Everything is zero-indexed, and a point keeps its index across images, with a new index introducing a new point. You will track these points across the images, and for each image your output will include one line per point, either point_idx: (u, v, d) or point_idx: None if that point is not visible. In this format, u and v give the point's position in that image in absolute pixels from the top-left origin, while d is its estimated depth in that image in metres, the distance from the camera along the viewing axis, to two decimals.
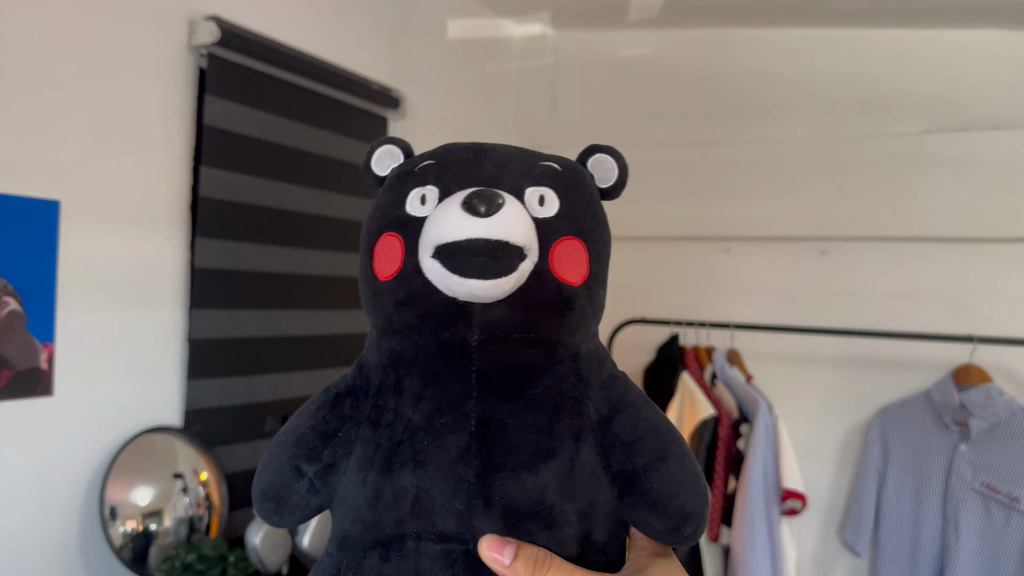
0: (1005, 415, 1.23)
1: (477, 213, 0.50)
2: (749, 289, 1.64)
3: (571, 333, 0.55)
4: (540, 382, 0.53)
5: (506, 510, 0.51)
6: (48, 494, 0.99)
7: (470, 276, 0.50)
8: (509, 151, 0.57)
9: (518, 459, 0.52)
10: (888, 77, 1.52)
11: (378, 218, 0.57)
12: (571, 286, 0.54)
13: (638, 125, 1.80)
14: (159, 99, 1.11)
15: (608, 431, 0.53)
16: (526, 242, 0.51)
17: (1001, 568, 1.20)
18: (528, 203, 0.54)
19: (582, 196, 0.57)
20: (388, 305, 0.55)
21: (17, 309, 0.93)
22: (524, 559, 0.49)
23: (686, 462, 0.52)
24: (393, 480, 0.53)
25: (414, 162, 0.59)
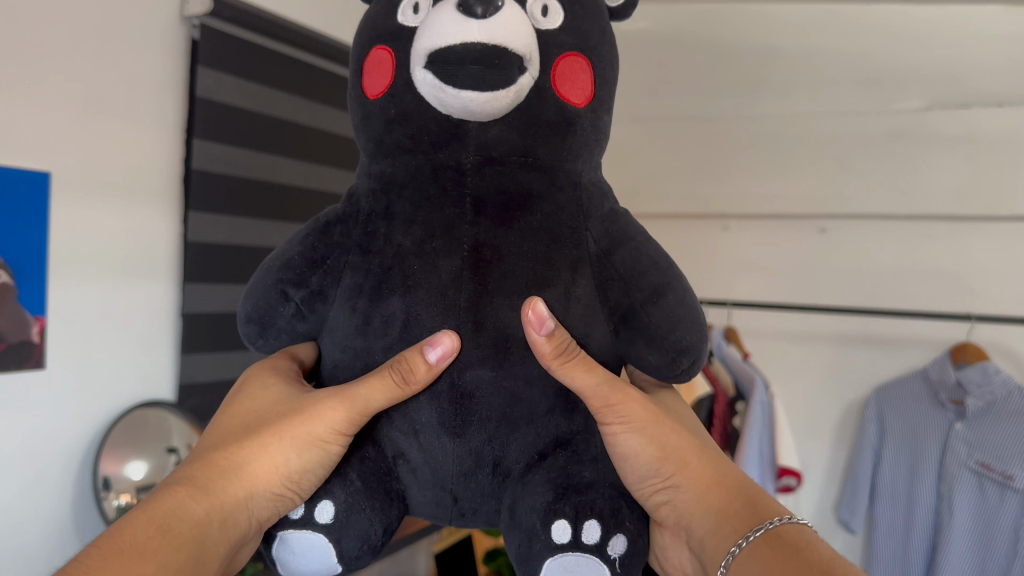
0: (1001, 394, 1.22)
1: (473, 16, 0.47)
2: (746, 265, 1.65)
3: (571, 160, 0.53)
4: (539, 212, 0.51)
5: (496, 339, 0.50)
6: (43, 464, 0.99)
7: (465, 87, 0.47)
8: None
9: (513, 285, 0.50)
10: (890, 52, 1.50)
11: (370, 29, 0.55)
12: (572, 107, 0.52)
13: (637, 100, 1.79)
14: (151, 67, 1.10)
15: (607, 263, 0.52)
16: (526, 52, 0.48)
17: (993, 547, 1.20)
18: (530, 12, 0.51)
19: (590, 6, 0.54)
20: (380, 123, 0.53)
21: (8, 282, 0.93)
22: (557, 339, 0.48)
23: (686, 298, 0.52)
24: (382, 305, 0.51)
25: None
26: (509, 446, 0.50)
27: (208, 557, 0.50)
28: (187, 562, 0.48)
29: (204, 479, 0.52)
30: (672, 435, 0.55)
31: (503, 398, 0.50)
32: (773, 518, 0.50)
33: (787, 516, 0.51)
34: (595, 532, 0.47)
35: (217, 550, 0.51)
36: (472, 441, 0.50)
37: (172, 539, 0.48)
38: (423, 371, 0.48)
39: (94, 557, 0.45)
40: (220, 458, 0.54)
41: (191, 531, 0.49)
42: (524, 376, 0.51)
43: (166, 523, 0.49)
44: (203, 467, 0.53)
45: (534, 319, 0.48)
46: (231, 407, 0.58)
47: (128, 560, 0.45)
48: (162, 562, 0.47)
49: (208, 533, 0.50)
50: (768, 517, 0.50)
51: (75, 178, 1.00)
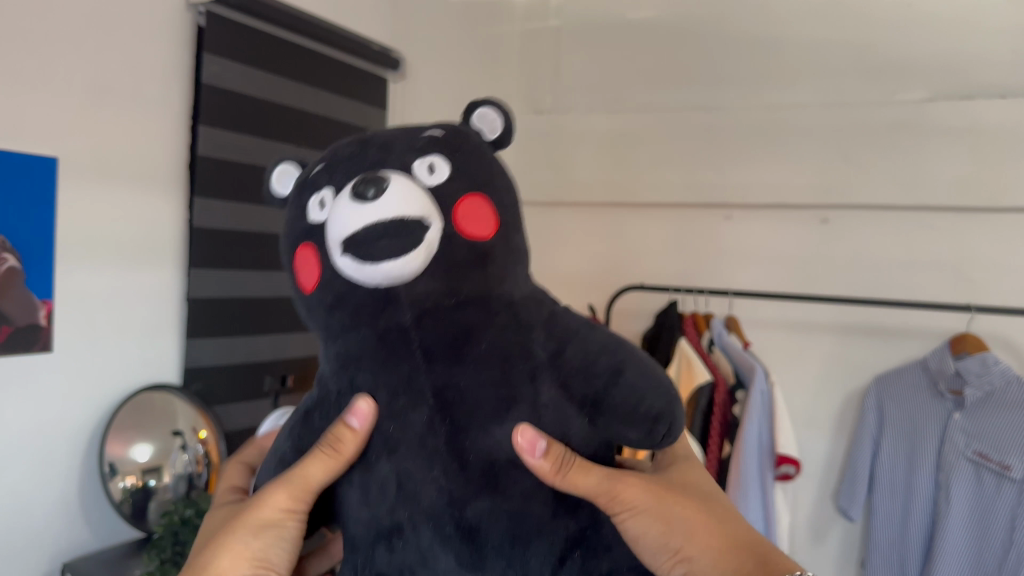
0: (999, 383, 1.24)
1: (365, 199, 0.50)
2: (748, 256, 1.65)
3: (499, 284, 0.53)
4: (484, 339, 0.51)
5: (484, 468, 0.50)
6: (49, 447, 1.00)
7: (381, 259, 0.50)
8: (388, 133, 0.56)
9: (484, 414, 0.50)
10: (893, 42, 1.49)
11: (290, 236, 0.57)
12: (484, 241, 0.53)
13: (639, 90, 1.79)
14: (158, 55, 1.11)
15: (562, 364, 0.51)
16: (424, 211, 0.51)
17: (988, 536, 1.21)
18: (418, 175, 0.53)
19: (472, 148, 0.56)
20: (320, 311, 0.55)
21: (17, 266, 0.94)
22: (554, 454, 0.49)
23: (641, 368, 0.51)
24: (374, 472, 0.53)
25: (311, 173, 0.58)
26: (528, 563, 0.50)
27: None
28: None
29: None
30: (676, 509, 0.56)
31: (507, 522, 0.50)
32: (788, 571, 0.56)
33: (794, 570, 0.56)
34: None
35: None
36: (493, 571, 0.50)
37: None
38: (349, 438, 0.52)
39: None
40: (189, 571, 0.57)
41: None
42: (522, 490, 0.50)
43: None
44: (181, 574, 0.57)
45: (525, 445, 0.49)
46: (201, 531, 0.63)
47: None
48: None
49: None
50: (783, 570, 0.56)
51: (81, 163, 1.01)
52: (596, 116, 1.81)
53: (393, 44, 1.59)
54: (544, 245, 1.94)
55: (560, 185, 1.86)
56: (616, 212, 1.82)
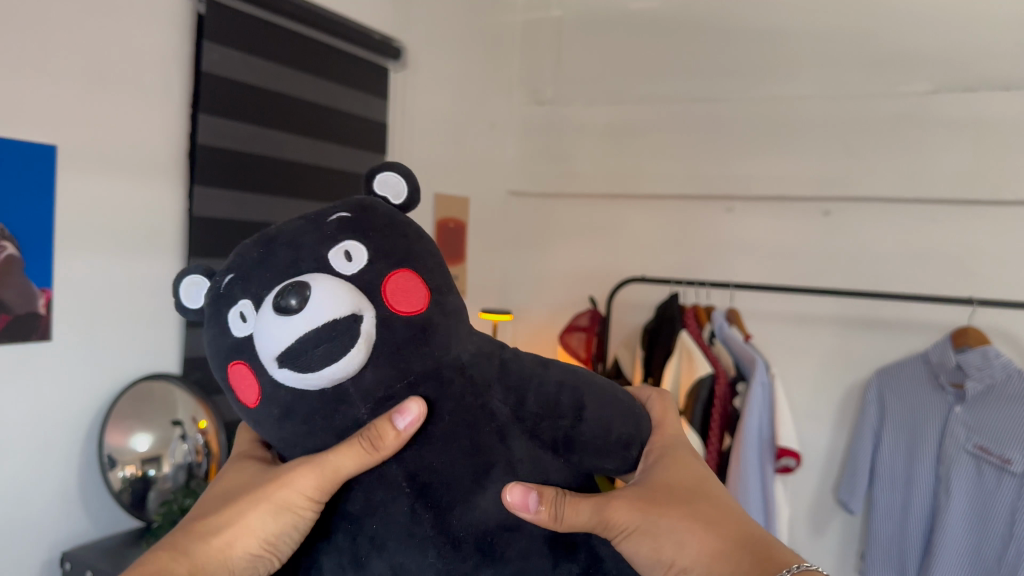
0: (1000, 377, 1.23)
1: (292, 309, 0.46)
2: (750, 248, 1.65)
3: (447, 349, 0.50)
4: (446, 412, 0.49)
5: (477, 541, 0.48)
6: (48, 436, 1.00)
7: (320, 364, 0.46)
8: (289, 226, 0.51)
9: (463, 485, 0.48)
10: (896, 33, 1.49)
11: (213, 352, 0.52)
12: (419, 315, 0.50)
13: (641, 82, 1.79)
14: (158, 42, 1.10)
15: (524, 414, 0.50)
16: (354, 304, 0.47)
17: (988, 529, 1.21)
18: (337, 266, 0.49)
19: (381, 218, 0.53)
20: (272, 425, 0.50)
21: (15, 254, 0.94)
22: (548, 503, 0.47)
23: (601, 394, 0.51)
24: (366, 570, 0.49)
25: (217, 280, 0.53)
26: None
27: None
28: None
29: (185, 543, 0.53)
30: (661, 520, 0.50)
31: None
32: (790, 565, 0.48)
33: (800, 562, 0.48)
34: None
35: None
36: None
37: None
38: (391, 438, 0.47)
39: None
40: (199, 526, 0.54)
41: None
42: (519, 551, 0.48)
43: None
44: (185, 535, 0.54)
45: (517, 502, 0.47)
46: (216, 486, 0.58)
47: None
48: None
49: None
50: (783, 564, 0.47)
51: (82, 152, 1.01)
52: (598, 108, 1.81)
53: (395, 33, 1.58)
54: (545, 236, 1.94)
55: (561, 177, 1.85)
56: (617, 203, 1.81)
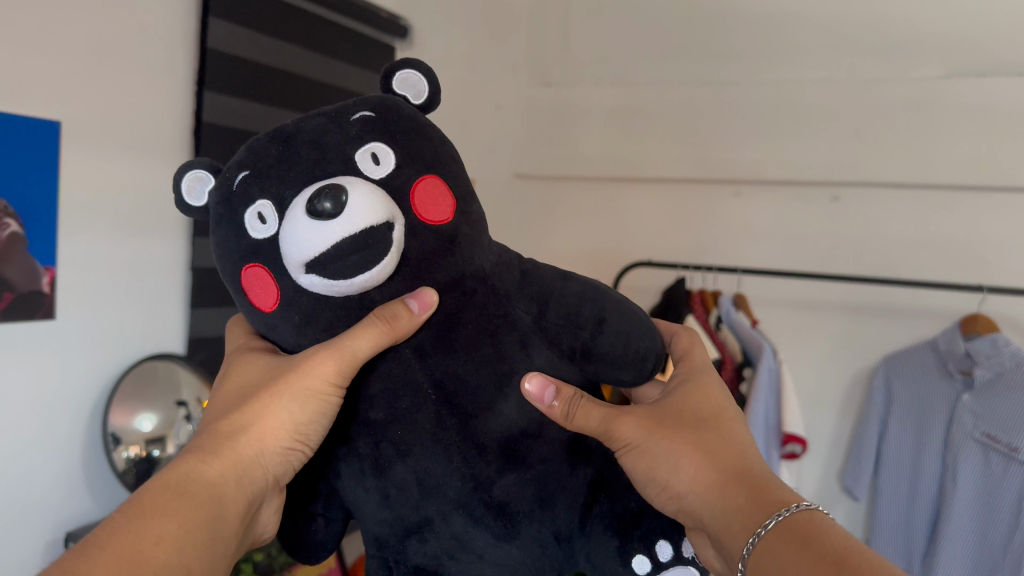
0: (1010, 365, 1.22)
1: (326, 216, 0.48)
2: (758, 233, 1.64)
3: (470, 263, 0.56)
4: (468, 321, 0.55)
5: (500, 446, 0.54)
6: (52, 413, 1.00)
7: (353, 273, 0.50)
8: (312, 123, 0.54)
9: (486, 395, 0.54)
10: (909, 17, 1.46)
11: (226, 253, 0.55)
12: (445, 226, 0.54)
13: (649, 63, 1.76)
14: (161, 18, 1.08)
15: (546, 326, 0.56)
16: (387, 212, 0.50)
17: (995, 517, 1.21)
18: (365, 169, 0.53)
19: (407, 121, 0.56)
20: (289, 329, 0.56)
21: (17, 231, 0.93)
22: (563, 397, 0.53)
23: (621, 309, 0.57)
24: (389, 475, 0.54)
25: (228, 176, 0.55)
26: (558, 517, 0.54)
27: (227, 516, 0.50)
28: (205, 519, 0.48)
29: (212, 445, 0.53)
30: (664, 442, 0.53)
31: (533, 489, 0.54)
32: (790, 504, 0.48)
33: (800, 502, 0.48)
34: (645, 563, 0.51)
35: (238, 505, 0.51)
36: (527, 536, 0.54)
37: (186, 504, 0.48)
38: (407, 319, 0.52)
39: (78, 554, 0.43)
40: (223, 427, 0.54)
41: (207, 490, 0.50)
42: (540, 457, 0.54)
43: (181, 488, 0.49)
44: (209, 437, 0.53)
45: (536, 393, 0.53)
46: (220, 386, 0.58)
47: (147, 520, 0.46)
48: (187, 519, 0.47)
49: (225, 490, 0.51)
50: (778, 506, 0.48)
51: (84, 127, 1.00)
52: (605, 89, 1.79)
53: (401, 12, 1.57)
54: (550, 219, 1.93)
55: (567, 159, 1.84)
56: (624, 187, 1.80)
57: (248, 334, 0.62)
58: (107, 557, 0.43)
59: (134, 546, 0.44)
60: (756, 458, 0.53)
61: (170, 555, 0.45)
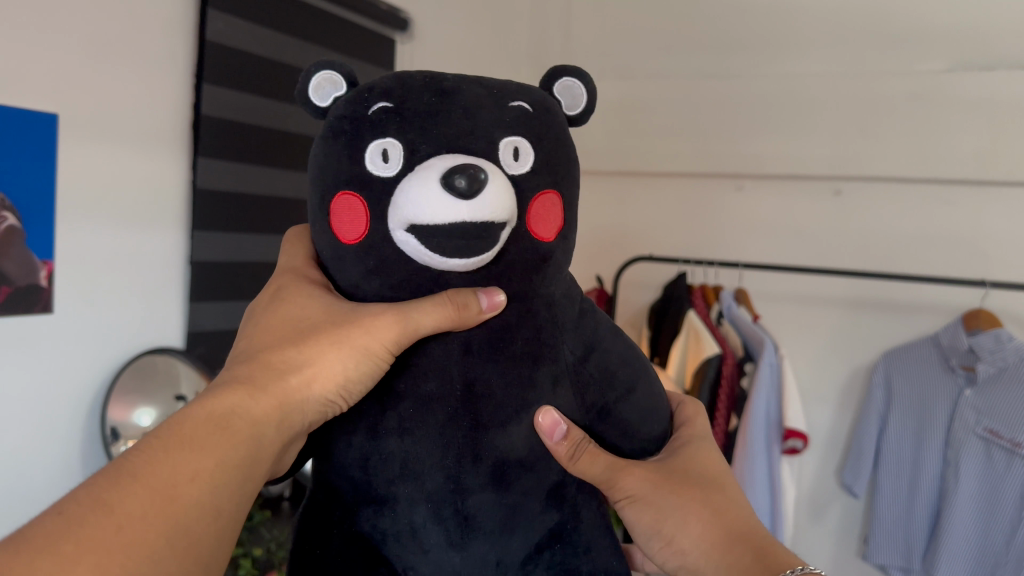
0: (1013, 361, 1.21)
1: (462, 195, 0.47)
2: (761, 227, 1.63)
3: (545, 285, 0.55)
4: (518, 337, 0.53)
5: (495, 464, 0.52)
6: (51, 407, 0.99)
7: (452, 255, 0.49)
8: (474, 89, 0.52)
9: (505, 414, 0.52)
10: (912, 9, 1.46)
11: (326, 172, 0.52)
12: (545, 243, 0.54)
13: (651, 55, 1.75)
14: (159, 9, 1.08)
15: (583, 372, 0.56)
16: (508, 213, 0.49)
17: (997, 513, 1.20)
18: (502, 159, 0.51)
19: (556, 128, 0.55)
20: (357, 271, 0.53)
21: (16, 225, 0.92)
22: (572, 438, 0.53)
23: (649, 390, 0.59)
24: (381, 447, 0.52)
25: (361, 92, 0.53)
26: (510, 547, 0.53)
27: (260, 461, 0.48)
28: (240, 461, 0.47)
29: (262, 380, 0.50)
30: (671, 496, 0.58)
31: (502, 512, 0.52)
32: (796, 566, 0.53)
33: (801, 564, 0.54)
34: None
35: (271, 451, 0.49)
36: (475, 551, 0.52)
37: (225, 443, 0.46)
38: (474, 313, 0.51)
39: (109, 481, 0.41)
40: (273, 362, 0.52)
41: (248, 430, 0.48)
42: (522, 488, 0.53)
43: (222, 423, 0.47)
44: (260, 369, 0.51)
45: (547, 427, 0.53)
46: (275, 307, 0.55)
47: (184, 453, 0.44)
48: (222, 460, 0.46)
49: (265, 434, 0.49)
50: (786, 567, 0.53)
51: (83, 121, 0.99)
52: (608, 82, 1.78)
53: (403, 4, 1.56)
54: None
55: None
56: (626, 181, 1.79)
57: (309, 259, 0.59)
58: (138, 490, 0.41)
59: (168, 482, 0.42)
60: (755, 519, 0.59)
61: (201, 494, 0.44)
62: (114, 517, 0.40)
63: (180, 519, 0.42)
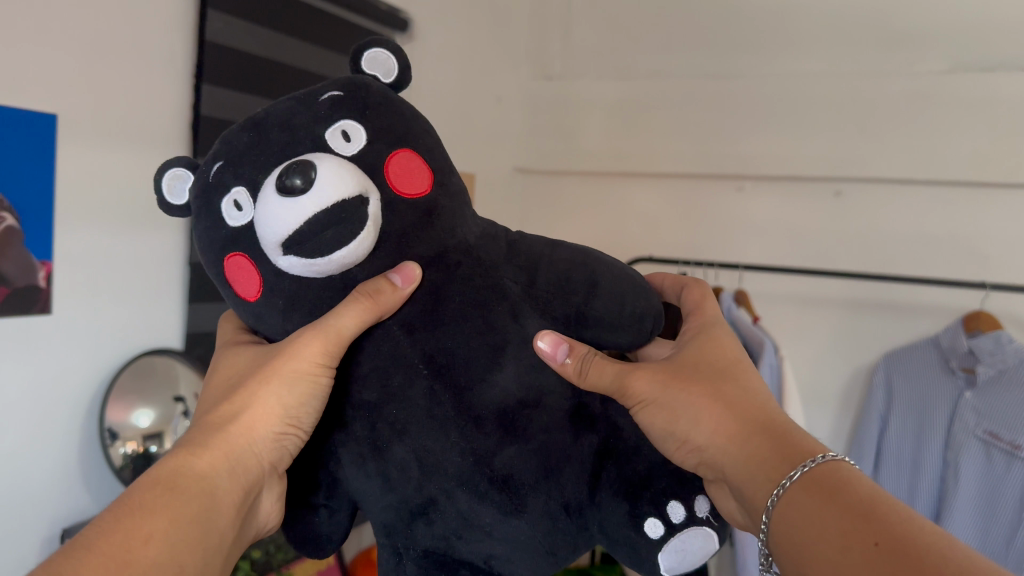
0: (1013, 362, 1.21)
1: (297, 192, 0.49)
2: (761, 229, 1.63)
3: (453, 233, 0.57)
4: (455, 293, 0.55)
5: (498, 417, 0.54)
6: (49, 409, 0.99)
7: (331, 250, 0.51)
8: (279, 106, 0.55)
9: (479, 367, 0.54)
10: (914, 9, 1.45)
11: (207, 246, 0.56)
12: (424, 197, 0.55)
13: (650, 55, 1.75)
14: (158, 8, 1.07)
15: (536, 293, 0.57)
16: (359, 185, 0.51)
17: (997, 516, 1.20)
18: (336, 147, 0.54)
19: (378, 99, 0.57)
20: (275, 317, 0.56)
21: (14, 225, 0.92)
22: (575, 355, 0.54)
23: (613, 272, 0.57)
24: (390, 458, 0.54)
25: (201, 170, 0.57)
26: (566, 488, 0.54)
27: (222, 508, 0.50)
28: (198, 512, 0.48)
29: (202, 438, 0.53)
30: (683, 394, 0.54)
31: (537, 460, 0.54)
32: (816, 455, 0.48)
33: (824, 452, 0.49)
34: (659, 526, 0.52)
35: (233, 497, 0.51)
36: (535, 510, 0.53)
37: (177, 498, 0.48)
38: (390, 293, 0.53)
39: (65, 556, 0.42)
40: (213, 418, 0.55)
41: (199, 484, 0.50)
42: (541, 428, 0.54)
43: (172, 483, 0.49)
44: (201, 430, 0.54)
45: (548, 350, 0.54)
46: (209, 379, 0.59)
47: (139, 518, 0.46)
48: (178, 513, 0.47)
49: (218, 483, 0.51)
50: (803, 459, 0.48)
51: (81, 121, 0.99)
52: (605, 82, 1.78)
53: (403, 5, 1.56)
54: (551, 213, 1.92)
55: (567, 154, 1.83)
56: (625, 182, 1.79)
57: (237, 329, 0.63)
58: (92, 560, 0.42)
59: (122, 547, 0.44)
60: (769, 397, 0.55)
61: (160, 554, 0.45)
62: None
63: None
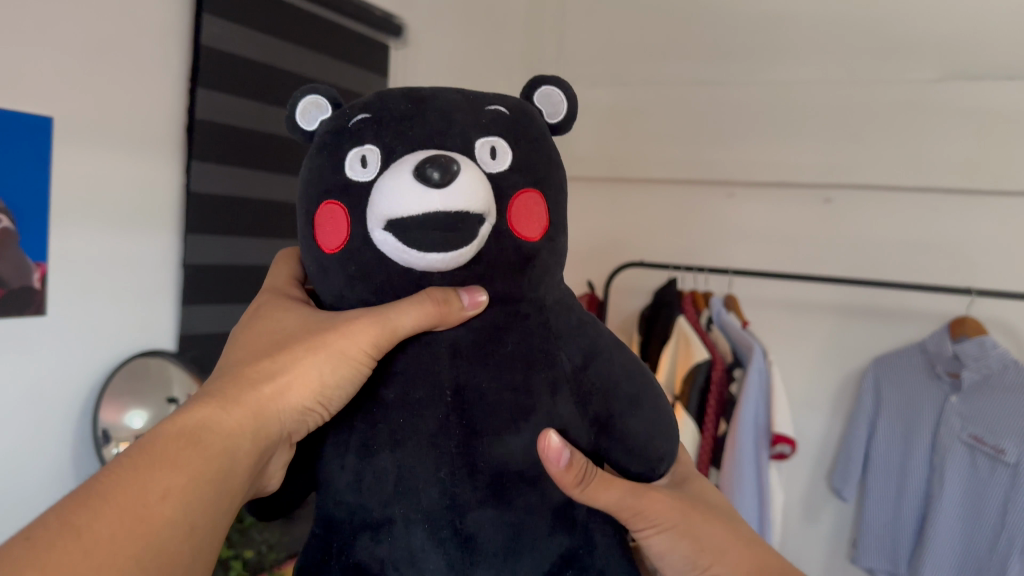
0: (997, 367, 1.22)
1: (431, 183, 0.48)
2: (752, 235, 1.64)
3: (535, 288, 0.56)
4: (510, 340, 0.54)
5: (492, 476, 0.52)
6: (43, 410, 1.00)
7: (431, 250, 0.50)
8: (451, 96, 0.55)
9: (499, 421, 0.52)
10: (902, 18, 1.47)
11: (314, 188, 0.56)
12: (530, 243, 0.54)
13: (645, 63, 1.76)
14: (152, 11, 1.08)
15: (582, 381, 0.55)
16: (485, 207, 0.51)
17: (981, 519, 1.22)
18: (480, 159, 0.53)
19: (535, 136, 0.57)
20: (340, 277, 0.55)
21: (9, 228, 0.93)
22: (576, 467, 0.51)
23: (656, 403, 0.56)
24: (373, 461, 0.53)
25: (346, 113, 0.57)
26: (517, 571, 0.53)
27: (237, 472, 0.50)
28: (214, 476, 0.48)
29: (234, 394, 0.52)
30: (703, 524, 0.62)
31: (506, 531, 0.52)
32: None
33: None
34: None
35: (250, 463, 0.50)
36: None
37: (198, 457, 0.47)
38: (457, 308, 0.52)
39: (78, 504, 0.43)
40: (249, 374, 0.54)
41: (221, 445, 0.49)
42: (524, 503, 0.53)
43: (193, 437, 0.48)
44: (235, 382, 0.53)
45: (552, 453, 0.51)
46: (255, 325, 0.58)
47: (155, 471, 0.45)
48: (195, 475, 0.47)
49: (241, 445, 0.50)
50: None
51: (77, 123, 1.00)
52: (599, 88, 1.79)
53: (396, 11, 1.57)
54: None
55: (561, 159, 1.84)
56: (619, 187, 1.81)
57: (291, 284, 0.63)
58: (105, 511, 0.42)
59: (137, 501, 0.44)
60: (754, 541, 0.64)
61: (173, 514, 0.44)
62: (82, 539, 0.41)
63: (151, 539, 0.43)
